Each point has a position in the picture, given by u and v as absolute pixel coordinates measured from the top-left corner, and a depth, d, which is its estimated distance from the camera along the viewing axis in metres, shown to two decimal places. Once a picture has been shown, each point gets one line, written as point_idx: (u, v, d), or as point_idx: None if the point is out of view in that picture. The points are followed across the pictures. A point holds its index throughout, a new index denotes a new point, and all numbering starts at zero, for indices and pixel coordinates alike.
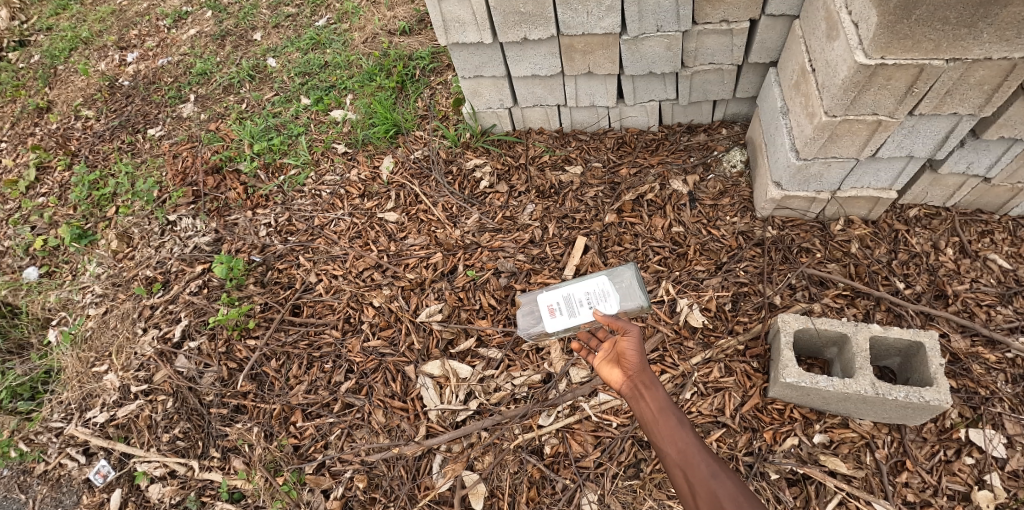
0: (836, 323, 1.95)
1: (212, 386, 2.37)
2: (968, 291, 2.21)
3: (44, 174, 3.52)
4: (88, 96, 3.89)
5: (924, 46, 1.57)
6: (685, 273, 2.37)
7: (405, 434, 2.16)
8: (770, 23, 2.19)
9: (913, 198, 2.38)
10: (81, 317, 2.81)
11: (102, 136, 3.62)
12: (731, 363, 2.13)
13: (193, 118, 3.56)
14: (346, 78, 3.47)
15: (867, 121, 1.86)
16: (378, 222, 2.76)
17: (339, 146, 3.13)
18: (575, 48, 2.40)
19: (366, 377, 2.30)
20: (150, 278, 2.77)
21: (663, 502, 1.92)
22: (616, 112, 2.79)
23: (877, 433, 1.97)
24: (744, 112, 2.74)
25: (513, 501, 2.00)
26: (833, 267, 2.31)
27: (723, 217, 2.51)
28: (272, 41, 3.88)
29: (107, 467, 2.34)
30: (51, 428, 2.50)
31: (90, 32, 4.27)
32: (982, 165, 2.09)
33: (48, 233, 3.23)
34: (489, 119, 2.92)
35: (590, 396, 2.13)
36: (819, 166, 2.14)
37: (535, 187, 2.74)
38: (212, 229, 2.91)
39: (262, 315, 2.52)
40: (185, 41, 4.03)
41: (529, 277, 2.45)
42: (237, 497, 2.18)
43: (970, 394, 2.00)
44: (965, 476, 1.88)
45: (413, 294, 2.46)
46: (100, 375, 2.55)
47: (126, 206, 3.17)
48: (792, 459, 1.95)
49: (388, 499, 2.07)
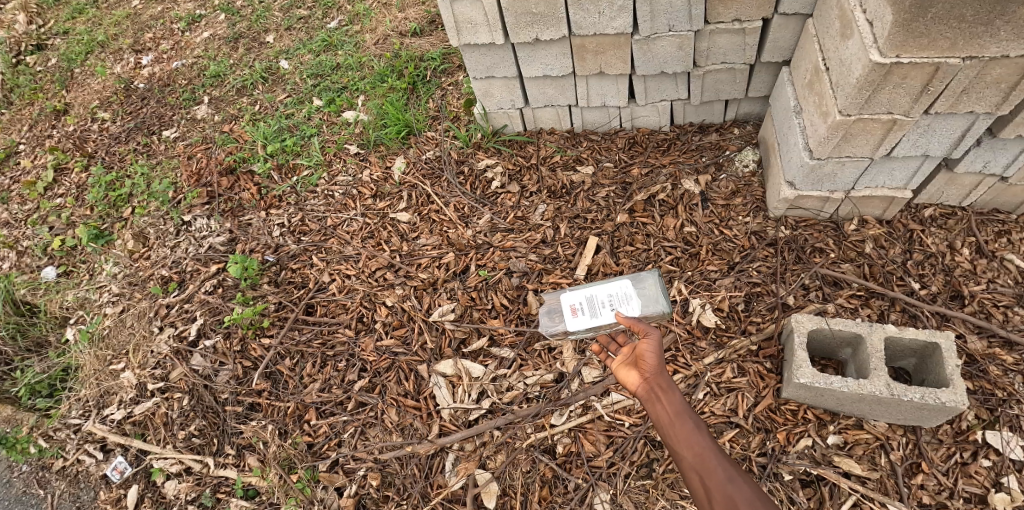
0: (850, 323, 1.94)
1: (226, 384, 2.39)
2: (984, 292, 2.19)
3: (61, 175, 3.57)
4: (103, 99, 3.94)
5: (940, 44, 1.56)
6: (698, 272, 2.36)
7: (418, 433, 2.16)
8: (782, 22, 2.19)
9: (928, 197, 2.36)
10: (98, 316, 2.85)
11: (118, 138, 3.67)
12: (744, 364, 2.11)
13: (207, 120, 3.60)
14: (358, 80, 3.51)
15: (882, 120, 1.85)
16: (390, 222, 2.78)
17: (351, 147, 3.17)
18: (587, 48, 2.40)
19: (379, 376, 2.32)
20: (166, 277, 2.81)
21: (675, 502, 1.92)
22: (628, 112, 2.79)
23: (893, 434, 1.95)
24: (756, 111, 2.74)
25: (526, 501, 2.00)
26: (846, 267, 2.30)
27: (735, 217, 2.50)
28: (284, 44, 3.92)
29: (125, 463, 2.38)
30: (69, 425, 2.54)
31: (106, 36, 4.33)
32: (999, 163, 2.07)
33: (65, 233, 3.28)
34: (500, 120, 2.93)
35: (602, 396, 2.13)
36: (833, 166, 2.13)
37: (546, 187, 2.75)
38: (226, 229, 2.95)
39: (276, 314, 2.55)
40: (198, 44, 4.08)
41: (540, 277, 2.46)
42: (251, 495, 2.20)
43: (987, 396, 1.98)
44: (982, 478, 1.86)
45: (425, 294, 2.48)
46: (117, 373, 2.58)
47: (142, 207, 3.21)
48: (806, 460, 1.94)
49: (401, 497, 2.08)
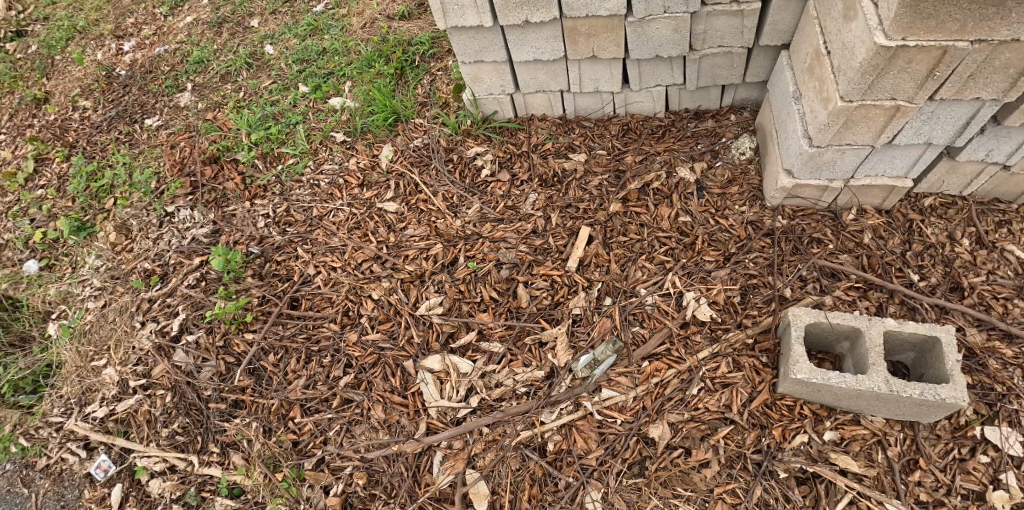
0: (848, 317, 1.88)
1: (209, 381, 2.34)
2: (984, 284, 2.12)
3: (42, 165, 3.48)
4: (84, 87, 3.83)
5: (948, 26, 1.47)
6: (692, 263, 2.30)
7: (405, 431, 2.12)
8: (782, 4, 2.09)
9: (928, 186, 2.29)
10: (80, 311, 2.78)
11: (99, 127, 3.57)
12: (739, 358, 2.06)
13: (190, 107, 3.50)
14: (345, 65, 3.41)
15: (885, 107, 1.77)
16: (377, 212, 2.71)
17: (337, 135, 3.08)
18: (578, 30, 2.31)
19: (365, 372, 2.27)
20: (148, 271, 2.74)
21: (668, 500, 1.88)
22: (621, 98, 2.70)
23: (890, 430, 1.90)
24: (754, 97, 2.65)
25: (515, 499, 1.95)
26: (845, 258, 2.23)
27: (731, 206, 2.43)
28: (270, 28, 3.80)
29: (108, 461, 2.32)
30: (51, 423, 2.48)
31: (87, 21, 4.21)
32: (1002, 152, 1.99)
33: (47, 225, 3.20)
34: (489, 106, 2.84)
35: (593, 393, 2.08)
36: (833, 154, 2.05)
37: (537, 175, 2.67)
38: (209, 220, 2.87)
39: (260, 308, 2.49)
40: (181, 29, 3.96)
41: (530, 269, 2.39)
42: (236, 493, 2.16)
43: (986, 391, 1.93)
44: (980, 475, 1.81)
45: (412, 287, 2.41)
46: (99, 369, 2.52)
47: (124, 198, 3.13)
48: (802, 457, 1.89)
49: (388, 496, 2.03)
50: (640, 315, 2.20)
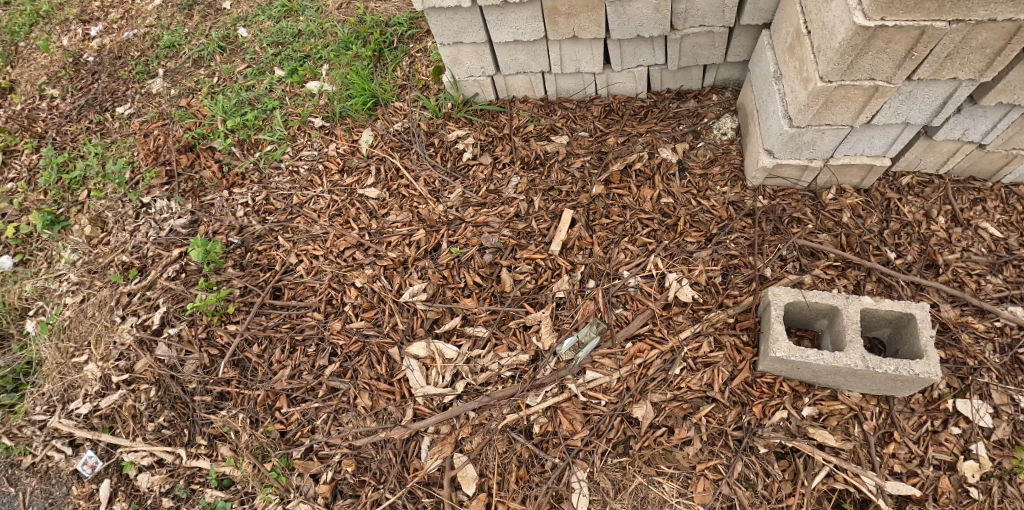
0: (826, 296, 1.91)
1: (194, 373, 2.33)
2: (959, 261, 2.16)
3: (10, 158, 3.37)
4: (51, 74, 3.70)
5: (926, 6, 1.46)
6: (674, 245, 2.31)
7: (392, 417, 2.13)
8: None
9: (906, 165, 2.30)
10: (58, 306, 2.72)
11: (70, 116, 3.47)
12: (721, 337, 2.08)
13: (162, 94, 3.40)
14: (321, 47, 3.33)
15: (864, 87, 1.77)
16: (358, 199, 2.67)
17: (316, 120, 3.03)
18: (559, 10, 2.27)
19: (350, 361, 2.27)
20: (126, 264, 2.70)
21: (652, 478, 1.92)
22: (604, 79, 2.68)
23: (866, 405, 1.95)
24: (736, 77, 2.64)
25: (502, 481, 1.98)
26: (824, 237, 2.25)
27: (713, 187, 2.43)
28: (242, 10, 3.69)
29: (94, 457, 2.30)
30: (35, 421, 2.44)
31: (50, 6, 4.04)
32: (978, 131, 2.01)
33: (19, 220, 3.10)
34: (470, 88, 2.80)
35: (578, 376, 2.09)
36: (812, 134, 2.06)
37: (519, 158, 2.65)
38: (187, 211, 2.82)
39: (242, 299, 2.47)
40: (151, 12, 3.83)
41: (514, 253, 2.38)
42: (226, 484, 2.16)
43: (958, 365, 1.98)
44: (952, 446, 1.87)
45: (395, 274, 2.40)
46: (81, 365, 2.49)
47: (98, 190, 3.06)
48: (781, 432, 1.93)
49: (377, 482, 2.05)
50: (623, 297, 2.22)
